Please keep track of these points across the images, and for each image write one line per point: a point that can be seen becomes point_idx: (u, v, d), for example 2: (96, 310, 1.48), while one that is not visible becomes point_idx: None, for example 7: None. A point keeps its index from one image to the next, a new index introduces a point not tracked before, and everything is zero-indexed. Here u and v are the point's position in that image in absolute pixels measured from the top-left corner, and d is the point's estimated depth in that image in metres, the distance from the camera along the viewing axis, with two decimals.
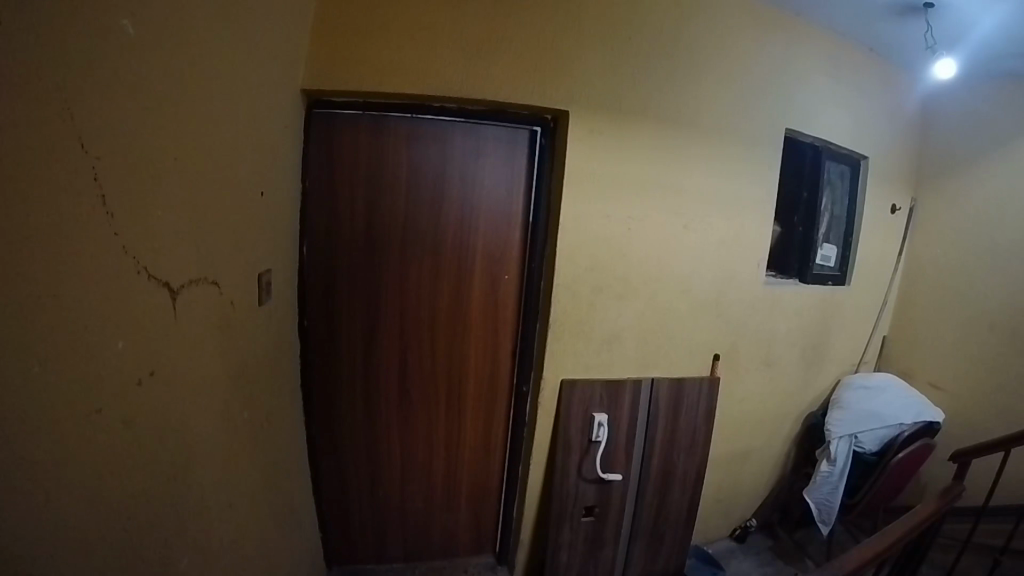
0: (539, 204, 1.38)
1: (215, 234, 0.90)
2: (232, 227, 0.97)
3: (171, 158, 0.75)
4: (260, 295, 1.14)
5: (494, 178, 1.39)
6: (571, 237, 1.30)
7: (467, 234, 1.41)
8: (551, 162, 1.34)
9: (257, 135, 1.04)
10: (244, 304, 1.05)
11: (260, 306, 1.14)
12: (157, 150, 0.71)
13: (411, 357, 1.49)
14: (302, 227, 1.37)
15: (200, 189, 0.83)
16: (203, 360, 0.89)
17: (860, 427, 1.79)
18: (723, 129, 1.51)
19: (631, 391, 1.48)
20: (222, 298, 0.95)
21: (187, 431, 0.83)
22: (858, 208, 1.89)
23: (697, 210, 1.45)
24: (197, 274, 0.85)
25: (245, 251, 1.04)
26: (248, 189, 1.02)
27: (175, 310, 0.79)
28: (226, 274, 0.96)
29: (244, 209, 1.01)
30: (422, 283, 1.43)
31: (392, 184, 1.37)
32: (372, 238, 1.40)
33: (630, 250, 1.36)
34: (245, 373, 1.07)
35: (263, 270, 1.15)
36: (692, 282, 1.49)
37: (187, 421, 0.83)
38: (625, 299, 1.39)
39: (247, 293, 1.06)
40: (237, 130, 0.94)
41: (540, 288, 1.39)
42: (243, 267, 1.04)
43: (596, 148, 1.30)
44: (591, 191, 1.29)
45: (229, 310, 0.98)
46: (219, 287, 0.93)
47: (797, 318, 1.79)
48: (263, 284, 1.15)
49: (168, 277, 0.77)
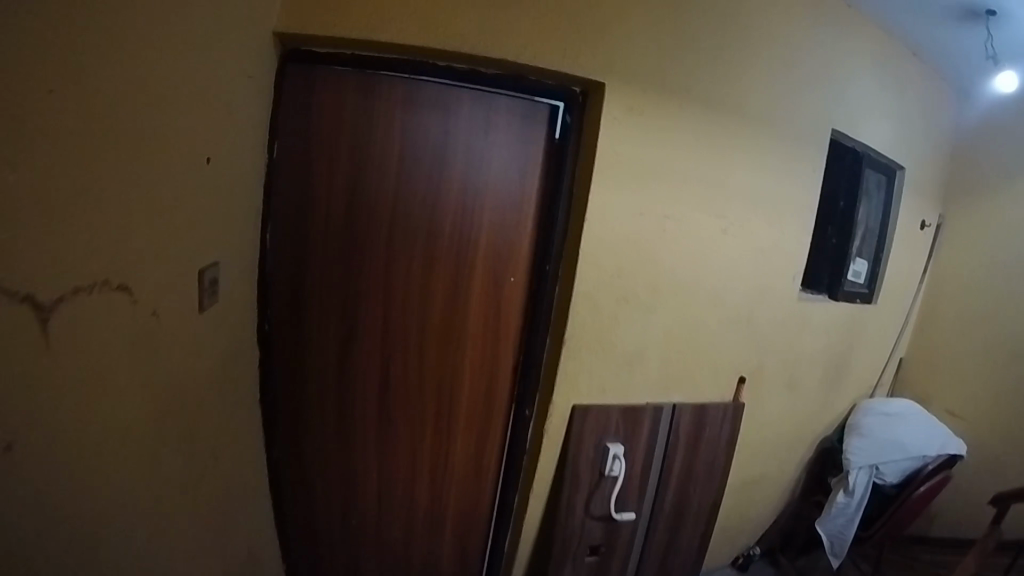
0: (557, 195, 1.13)
1: (134, 216, 0.62)
2: (164, 207, 0.69)
3: (46, 92, 0.47)
4: (200, 300, 0.83)
5: (506, 160, 1.14)
6: (598, 238, 1.07)
7: (468, 225, 1.16)
8: (575, 146, 1.10)
9: (209, 80, 0.76)
10: (179, 314, 0.76)
11: (201, 313, 0.83)
12: (16, 80, 0.44)
13: (395, 373, 1.25)
14: (265, 208, 1.10)
15: (104, 150, 0.56)
16: (114, 395, 0.63)
17: (880, 457, 1.68)
18: (768, 122, 1.32)
19: (651, 418, 1.28)
20: (141, 309, 0.66)
21: (76, 503, 0.57)
22: (891, 222, 1.75)
23: (737, 212, 1.26)
24: (97, 277, 0.57)
25: (187, 241, 0.76)
26: (191, 153, 0.74)
27: (50, 334, 0.52)
28: (155, 271, 0.69)
29: (183, 181, 0.73)
30: (411, 284, 1.19)
31: (380, 162, 1.11)
32: (353, 227, 1.14)
33: (663, 255, 1.14)
34: (182, 403, 0.79)
35: (203, 267, 0.83)
36: (725, 293, 1.29)
37: (80, 485, 0.58)
38: (653, 314, 1.18)
39: (188, 295, 0.78)
40: (173, 66, 0.66)
41: (551, 298, 1.15)
42: (183, 262, 0.76)
43: (633, 131, 1.06)
44: (624, 183, 1.07)
45: (152, 325, 0.69)
46: (133, 295, 0.64)
47: (824, 337, 1.64)
48: (205, 286, 0.83)
49: (37, 288, 0.50)
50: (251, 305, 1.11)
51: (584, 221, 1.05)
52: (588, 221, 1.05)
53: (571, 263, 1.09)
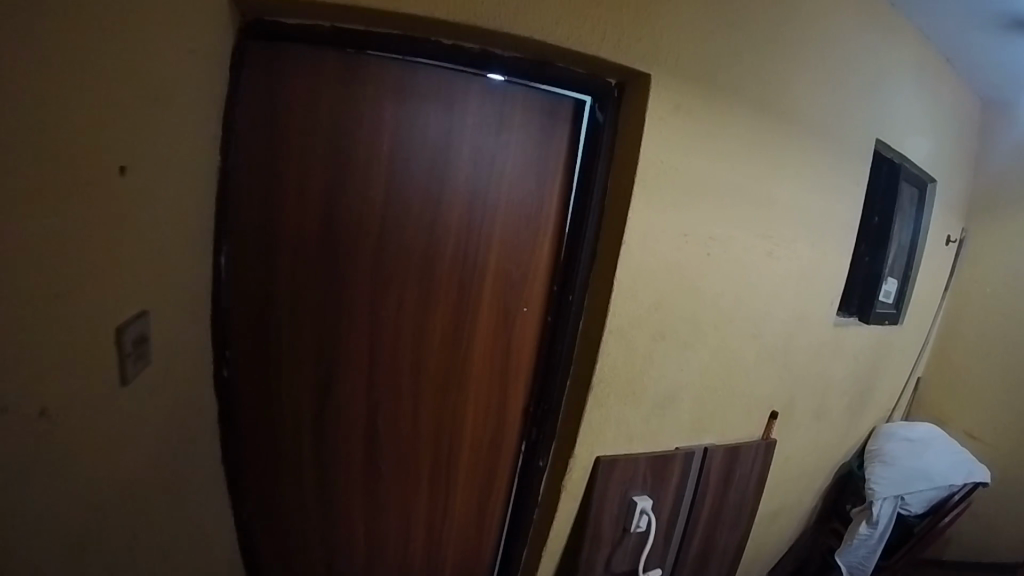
0: (581, 213, 0.93)
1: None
2: (34, 234, 0.42)
3: None
4: (121, 370, 0.56)
5: (522, 165, 0.93)
6: (637, 265, 0.86)
7: (474, 244, 0.95)
8: (605, 152, 0.89)
9: (130, 44, 0.50)
10: (78, 399, 0.50)
11: (125, 386, 0.57)
12: None
13: (384, 420, 1.05)
14: (217, 223, 0.86)
15: None
16: None
17: (906, 487, 1.60)
18: (816, 129, 1.16)
19: (681, 465, 1.12)
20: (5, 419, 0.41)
21: None
22: (920, 238, 1.64)
23: (785, 232, 1.09)
24: None
25: (84, 283, 0.49)
26: None
27: None
28: (29, 350, 0.43)
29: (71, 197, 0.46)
30: (404, 317, 0.98)
31: (362, 166, 0.89)
32: (331, 248, 0.92)
33: (707, 284, 0.96)
34: (104, 516, 0.55)
35: (123, 322, 0.57)
36: (765, 323, 1.12)
37: None
38: (693, 352, 1.01)
39: (95, 362, 0.52)
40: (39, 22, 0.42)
41: (572, 335, 0.96)
42: (86, 316, 0.50)
43: (681, 134, 0.86)
44: (667, 199, 0.86)
45: (37, 438, 0.44)
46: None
47: (854, 363, 1.52)
48: (128, 349, 0.57)
49: None
50: (203, 345, 0.88)
51: (620, 246, 0.85)
52: (625, 245, 0.85)
53: (598, 296, 0.90)
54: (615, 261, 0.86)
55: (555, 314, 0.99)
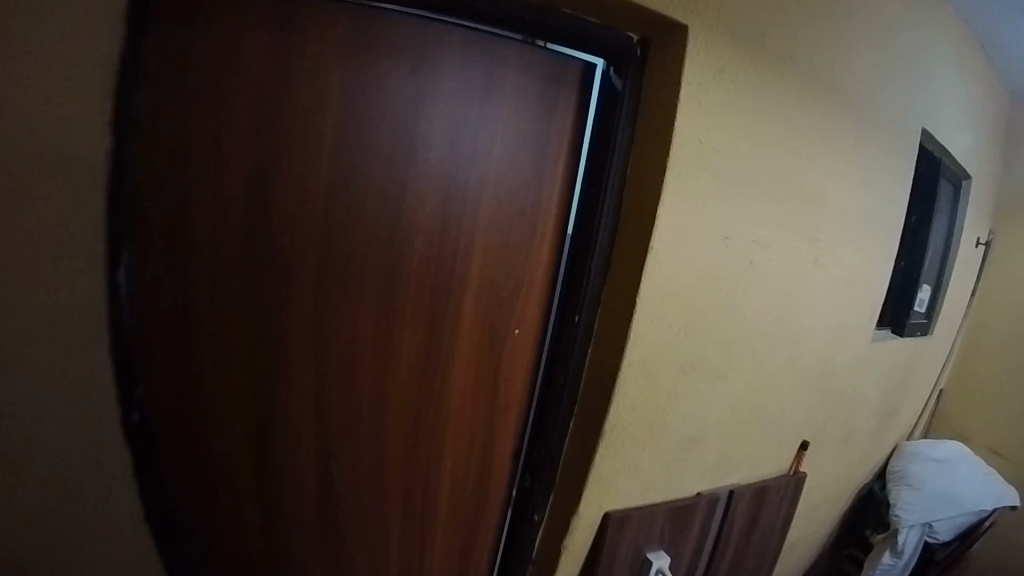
0: (591, 211, 0.70)
1: None
2: None
3: None
4: None
5: (515, 142, 0.68)
6: (665, 279, 0.64)
7: (450, 250, 0.70)
8: (623, 132, 0.67)
9: None
10: None
11: None
12: None
13: (341, 479, 0.80)
14: (107, 221, 0.59)
15: None
16: None
17: (934, 514, 1.45)
18: (864, 112, 0.96)
19: (703, 514, 0.94)
20: None
21: None
22: (953, 240, 1.48)
23: (833, 235, 0.90)
24: None
25: None
26: None
27: None
28: None
29: None
30: (359, 347, 0.73)
31: (293, 143, 0.63)
32: (263, 257, 0.66)
33: (747, 301, 0.74)
34: None
35: None
36: (805, 345, 0.93)
37: None
38: (726, 386, 0.81)
39: None
40: None
41: (577, 371, 0.74)
42: None
43: (721, 109, 0.65)
44: (704, 193, 0.65)
45: None
46: None
47: (887, 381, 1.35)
48: None
49: None
50: (74, 398, 0.61)
51: (646, 255, 0.63)
52: (652, 253, 0.63)
53: (613, 321, 0.68)
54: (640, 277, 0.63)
55: (555, 342, 0.77)
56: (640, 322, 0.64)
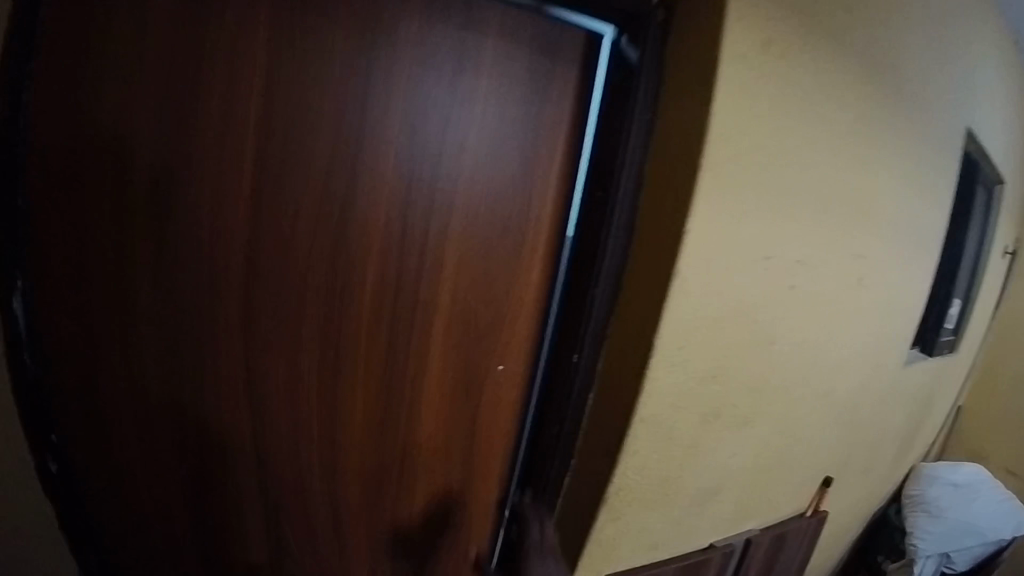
0: (596, 224, 0.54)
1: None
2: None
3: None
4: None
5: (498, 133, 0.53)
6: (689, 313, 0.50)
7: (416, 269, 0.55)
8: (638, 122, 0.51)
9: None
10: None
11: None
12: None
13: (286, 559, 0.64)
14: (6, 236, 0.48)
15: None
16: None
17: (953, 544, 1.36)
18: (915, 105, 0.82)
19: (717, 569, 0.81)
20: None
21: None
22: (985, 250, 1.35)
23: (878, 250, 0.76)
24: None
25: None
26: None
27: None
28: None
29: None
30: (295, 399, 0.57)
31: (191, 131, 0.46)
32: (163, 285, 0.50)
33: (783, 332, 0.61)
34: None
35: None
36: (838, 377, 0.80)
37: None
38: (752, 429, 0.67)
39: None
40: None
41: (573, 428, 0.58)
42: None
43: (765, 92, 0.50)
44: (744, 200, 0.50)
45: None
46: None
47: (912, 404, 1.24)
48: None
49: None
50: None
51: (668, 287, 0.48)
52: (675, 284, 0.48)
53: (620, 367, 0.52)
54: (658, 314, 0.49)
55: (546, 385, 0.62)
56: (657, 370, 0.50)
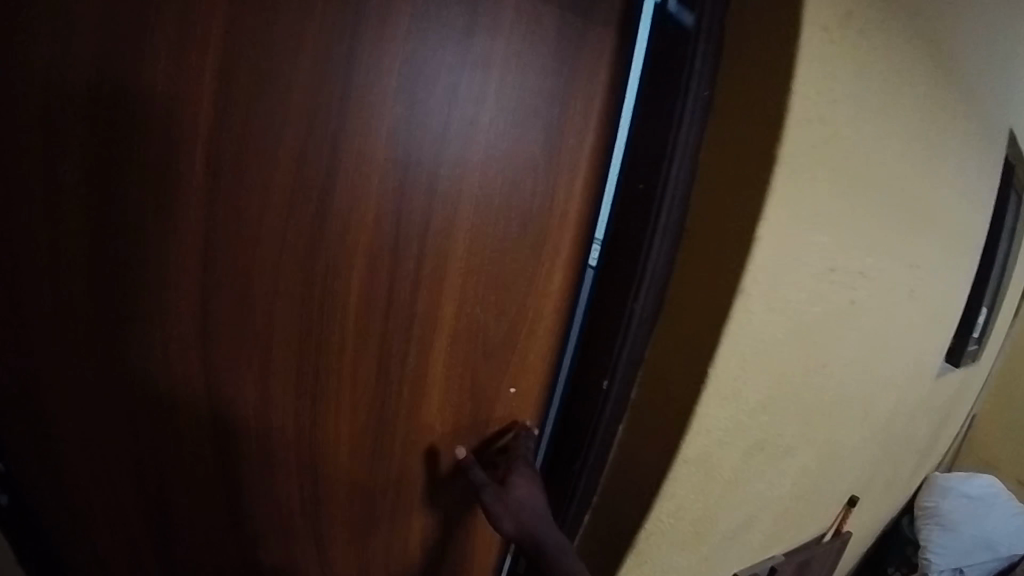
0: (643, 230, 0.45)
1: None
2: None
3: None
4: None
5: (516, 113, 0.44)
6: (747, 337, 0.41)
7: (416, 274, 0.46)
8: (690, 106, 0.42)
9: None
10: None
11: None
12: None
13: None
14: None
15: None
16: None
17: (967, 559, 1.32)
18: (978, 95, 0.73)
19: None
20: None
21: None
22: (1014, 256, 1.28)
23: (930, 257, 0.69)
24: None
25: None
26: None
27: None
28: None
29: None
30: (276, 423, 0.50)
31: (72, 100, 0.36)
32: (77, 291, 0.42)
33: (836, 351, 0.53)
34: None
35: None
36: (879, 395, 0.73)
37: None
38: (794, 457, 0.60)
39: None
40: None
41: (593, 464, 0.50)
42: None
43: (844, 69, 0.41)
44: (817, 202, 0.41)
45: None
46: None
47: (936, 416, 1.18)
48: None
49: None
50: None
51: (731, 306, 0.39)
52: (739, 303, 0.39)
53: (662, 399, 0.45)
54: (716, 338, 0.40)
55: (568, 415, 0.53)
56: (706, 405, 0.42)
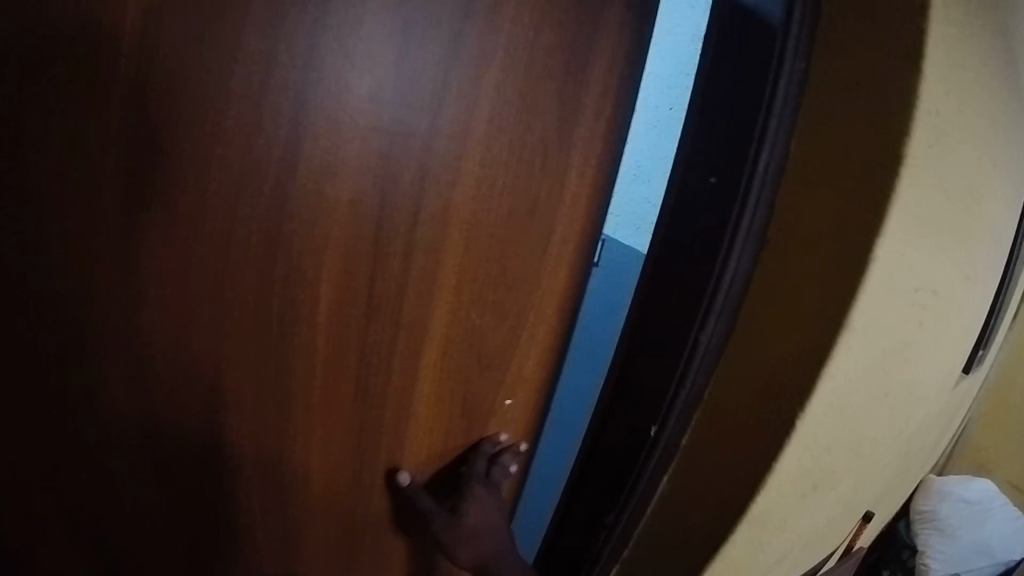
0: (720, 239, 0.36)
1: None
2: None
3: None
4: None
5: (529, 85, 0.36)
6: (837, 371, 0.34)
7: (405, 279, 0.38)
8: (780, 83, 0.34)
9: None
10: None
11: None
12: None
13: None
14: None
15: None
16: None
17: (965, 565, 1.32)
18: None
19: None
20: None
21: None
22: None
23: (983, 269, 0.63)
24: None
25: None
26: None
27: None
28: None
29: None
30: (240, 466, 0.41)
31: None
32: None
33: (898, 377, 0.47)
34: None
35: None
36: (913, 416, 0.68)
37: None
38: (836, 490, 0.54)
39: None
40: None
41: (634, 516, 0.43)
42: None
43: (957, 46, 0.34)
44: (920, 207, 0.34)
45: None
46: None
47: (946, 427, 1.15)
48: None
49: None
50: None
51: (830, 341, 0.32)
52: (839, 337, 0.32)
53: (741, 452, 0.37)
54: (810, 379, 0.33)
55: (605, 456, 0.45)
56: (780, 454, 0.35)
